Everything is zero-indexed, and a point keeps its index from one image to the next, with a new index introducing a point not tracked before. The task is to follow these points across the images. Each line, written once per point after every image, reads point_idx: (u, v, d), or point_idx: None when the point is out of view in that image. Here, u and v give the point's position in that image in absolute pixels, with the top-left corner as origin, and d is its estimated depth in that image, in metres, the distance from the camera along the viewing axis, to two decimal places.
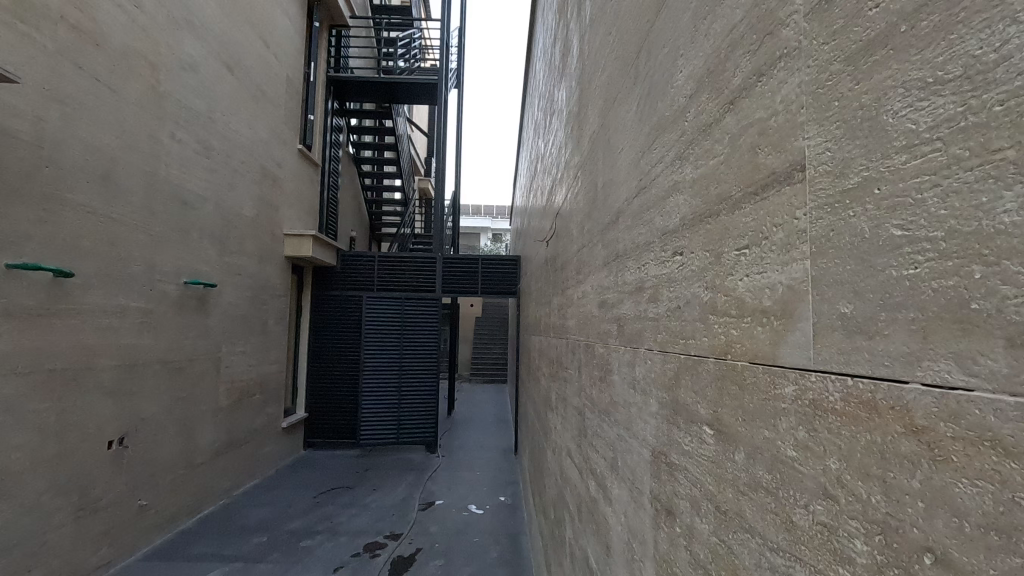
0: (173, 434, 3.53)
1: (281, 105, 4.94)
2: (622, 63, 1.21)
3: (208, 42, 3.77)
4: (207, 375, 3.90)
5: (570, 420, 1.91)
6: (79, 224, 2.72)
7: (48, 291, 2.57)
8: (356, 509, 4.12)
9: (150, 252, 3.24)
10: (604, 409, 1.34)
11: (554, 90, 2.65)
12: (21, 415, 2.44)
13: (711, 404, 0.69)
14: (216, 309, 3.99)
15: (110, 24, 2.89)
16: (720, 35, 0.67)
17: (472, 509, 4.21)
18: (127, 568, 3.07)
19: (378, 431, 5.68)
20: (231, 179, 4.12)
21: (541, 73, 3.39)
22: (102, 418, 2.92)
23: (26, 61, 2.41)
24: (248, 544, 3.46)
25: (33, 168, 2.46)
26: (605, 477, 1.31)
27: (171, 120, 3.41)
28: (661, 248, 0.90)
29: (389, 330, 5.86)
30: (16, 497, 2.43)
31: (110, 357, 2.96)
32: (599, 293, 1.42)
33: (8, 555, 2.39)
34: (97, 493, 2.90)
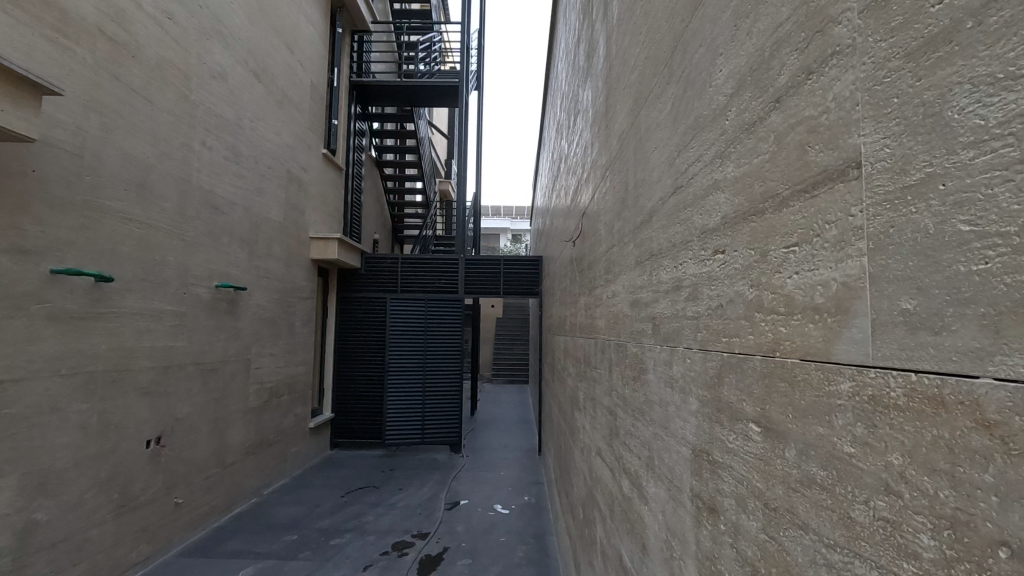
0: (206, 434, 3.62)
1: (306, 111, 5.03)
2: (654, 62, 1.22)
3: (237, 51, 3.86)
4: (238, 376, 3.99)
5: (600, 420, 1.91)
6: (118, 230, 2.81)
7: (90, 295, 2.66)
8: (383, 509, 4.18)
9: (183, 257, 3.33)
10: (638, 409, 1.34)
11: (577, 91, 2.66)
12: (65, 415, 2.53)
13: (758, 402, 0.69)
14: (246, 312, 4.08)
15: (145, 36, 2.98)
16: (765, 33, 0.67)
17: (498, 509, 4.24)
18: (163, 564, 3.15)
19: (403, 432, 5.74)
20: (260, 185, 4.21)
21: (563, 74, 3.39)
22: (140, 419, 3.01)
23: (69, 74, 2.50)
24: (279, 542, 3.53)
25: (75, 177, 2.55)
26: (640, 476, 1.31)
27: (203, 128, 3.50)
28: (700, 247, 0.90)
29: (413, 331, 5.92)
30: (60, 494, 2.51)
31: (147, 359, 3.05)
32: (631, 292, 1.43)
33: (54, 550, 2.48)
34: (136, 491, 2.99)
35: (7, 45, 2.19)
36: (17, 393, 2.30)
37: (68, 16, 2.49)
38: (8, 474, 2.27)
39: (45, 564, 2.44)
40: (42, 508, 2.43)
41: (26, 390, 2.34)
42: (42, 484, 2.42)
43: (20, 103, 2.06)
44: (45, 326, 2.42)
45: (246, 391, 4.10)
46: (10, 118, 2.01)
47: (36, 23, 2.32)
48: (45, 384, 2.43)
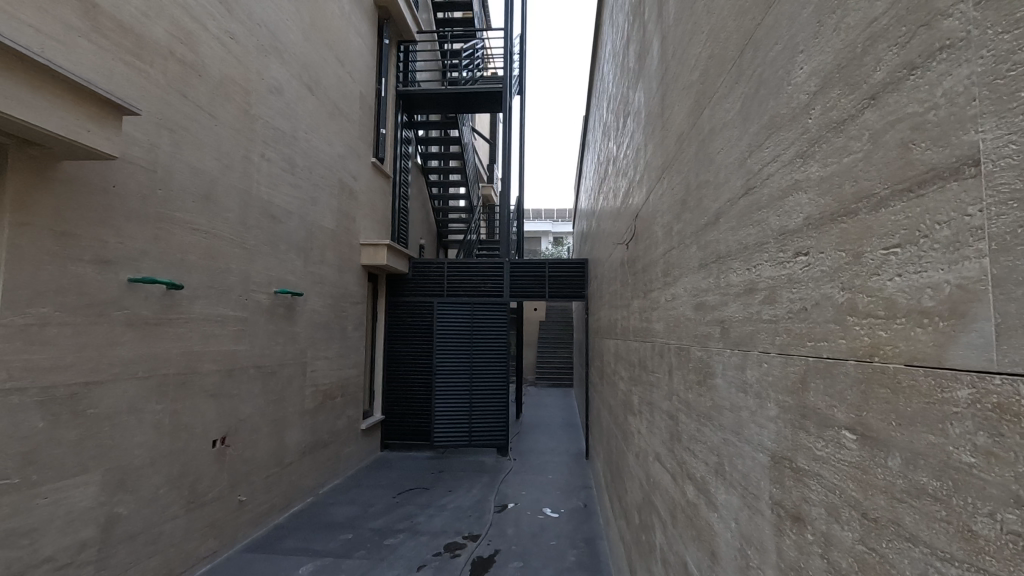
0: (267, 434, 3.77)
1: (356, 121, 5.18)
2: (719, 62, 1.20)
3: (292, 66, 4.02)
4: (295, 379, 4.14)
5: (658, 424, 1.89)
6: (187, 240, 2.97)
7: (162, 301, 2.81)
8: (434, 510, 4.24)
9: (245, 265, 3.48)
10: (704, 413, 1.32)
11: (627, 92, 2.63)
12: (141, 415, 2.68)
13: (853, 408, 0.67)
14: (302, 317, 4.22)
15: (210, 55, 3.14)
16: (856, 29, 0.65)
17: (547, 512, 4.23)
18: (229, 559, 3.30)
19: (451, 434, 5.81)
20: (314, 194, 4.36)
21: (611, 75, 3.37)
22: (207, 419, 3.16)
23: (144, 94, 2.66)
24: (336, 540, 3.64)
25: (149, 191, 2.71)
26: (708, 482, 1.28)
27: (262, 141, 3.66)
28: (779, 249, 0.88)
29: (460, 334, 5.98)
30: (138, 490, 2.67)
31: (213, 363, 3.20)
32: (694, 295, 1.41)
33: (133, 542, 2.64)
34: (204, 487, 3.14)
35: (90, 70, 2.35)
36: (100, 394, 2.45)
37: (143, 41, 2.65)
38: (93, 470, 2.42)
39: (125, 555, 2.59)
40: (122, 503, 2.58)
41: (108, 391, 2.50)
42: (122, 480, 2.57)
43: (105, 124, 2.22)
44: (123, 332, 2.58)
45: (303, 393, 4.25)
46: (95, 138, 2.16)
47: (115, 48, 2.48)
48: (123, 386, 2.58)
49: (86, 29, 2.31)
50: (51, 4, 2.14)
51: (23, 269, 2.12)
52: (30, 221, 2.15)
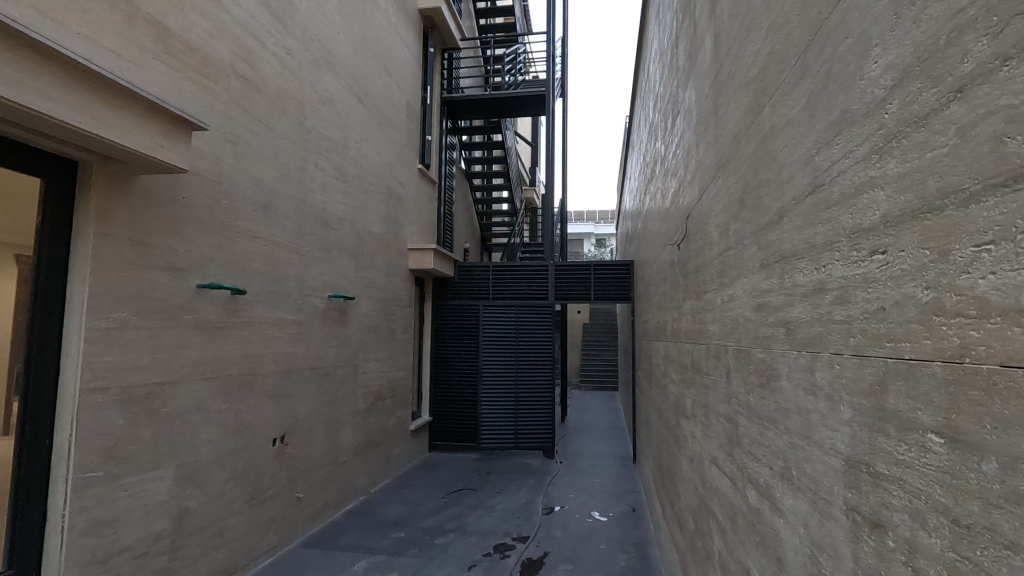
0: (322, 434, 3.90)
1: (403, 129, 5.31)
2: (781, 59, 1.18)
3: (343, 78, 4.16)
4: (348, 380, 4.27)
5: (714, 427, 1.87)
6: (248, 248, 3.11)
7: (227, 306, 2.96)
8: (482, 511, 4.28)
9: (301, 270, 3.62)
10: (767, 417, 1.30)
11: (676, 91, 2.60)
12: (208, 414, 2.83)
13: (940, 410, 0.65)
14: (354, 320, 4.36)
15: (268, 71, 3.30)
16: (939, 20, 0.64)
17: (596, 516, 4.20)
18: (289, 553, 3.43)
19: (498, 436, 5.87)
20: (364, 201, 4.49)
21: (657, 75, 3.34)
22: (267, 418, 3.31)
23: (210, 110, 2.81)
24: (388, 539, 3.72)
25: (215, 201, 2.87)
26: (773, 487, 1.25)
27: (316, 152, 3.81)
28: (852, 248, 0.86)
29: (505, 337, 6.02)
30: (205, 485, 2.81)
31: (273, 364, 3.35)
32: (754, 296, 1.39)
33: (202, 534, 2.78)
34: (265, 484, 3.28)
35: (162, 89, 2.51)
36: (173, 393, 2.61)
37: (209, 59, 2.81)
38: (166, 465, 2.57)
39: (195, 546, 2.74)
40: (192, 497, 2.73)
41: (179, 391, 2.65)
42: (192, 475, 2.72)
43: (176, 139, 2.35)
44: (193, 335, 2.73)
45: (355, 395, 4.37)
46: (168, 152, 2.30)
47: (184, 68, 2.64)
48: (192, 386, 2.73)
49: (158, 51, 2.48)
50: (128, 29, 2.32)
51: (105, 276, 2.28)
52: (111, 232, 2.31)
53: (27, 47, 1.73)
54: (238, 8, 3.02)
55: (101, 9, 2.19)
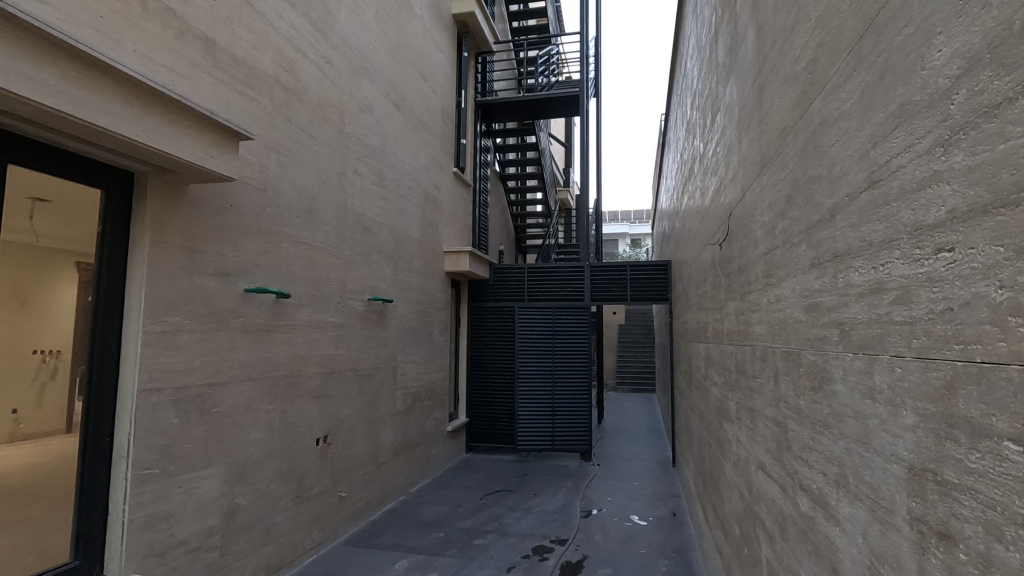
0: (363, 434, 3.98)
1: (438, 133, 5.37)
2: (831, 51, 1.14)
3: (380, 85, 4.24)
4: (387, 382, 4.34)
5: (761, 431, 1.82)
6: (292, 253, 3.21)
7: (272, 309, 3.05)
8: (521, 513, 4.28)
9: (342, 274, 3.71)
10: (820, 421, 1.25)
11: (716, 87, 2.55)
12: (255, 414, 2.93)
13: (1018, 417, 0.61)
14: (393, 323, 4.43)
15: (310, 81, 3.39)
16: (1013, 3, 0.60)
17: (635, 520, 4.15)
18: (332, 551, 3.51)
19: (534, 438, 5.86)
20: (401, 205, 4.56)
21: (695, 72, 3.28)
22: (311, 419, 3.39)
23: (256, 121, 2.92)
24: (428, 538, 3.76)
25: (261, 208, 2.96)
26: (827, 494, 1.21)
27: (355, 158, 3.89)
28: (914, 245, 0.82)
29: (541, 339, 6.01)
30: (254, 483, 2.91)
31: (316, 366, 3.44)
32: (804, 296, 1.34)
33: (251, 530, 2.88)
34: (310, 483, 3.37)
35: (211, 102, 2.62)
36: (223, 394, 2.71)
37: (254, 72, 2.91)
38: (217, 463, 2.67)
39: (244, 542, 2.84)
40: (241, 494, 2.83)
41: (229, 392, 2.74)
42: (241, 473, 2.82)
43: (224, 149, 2.44)
44: (241, 338, 2.83)
45: (394, 396, 4.44)
46: (218, 162, 2.39)
47: (231, 80, 2.74)
48: (241, 387, 2.83)
49: (208, 66, 2.59)
50: (179, 45, 2.42)
51: (160, 282, 2.38)
52: (165, 240, 2.41)
53: (89, 66, 1.83)
54: (281, 21, 3.12)
55: (155, 28, 2.30)
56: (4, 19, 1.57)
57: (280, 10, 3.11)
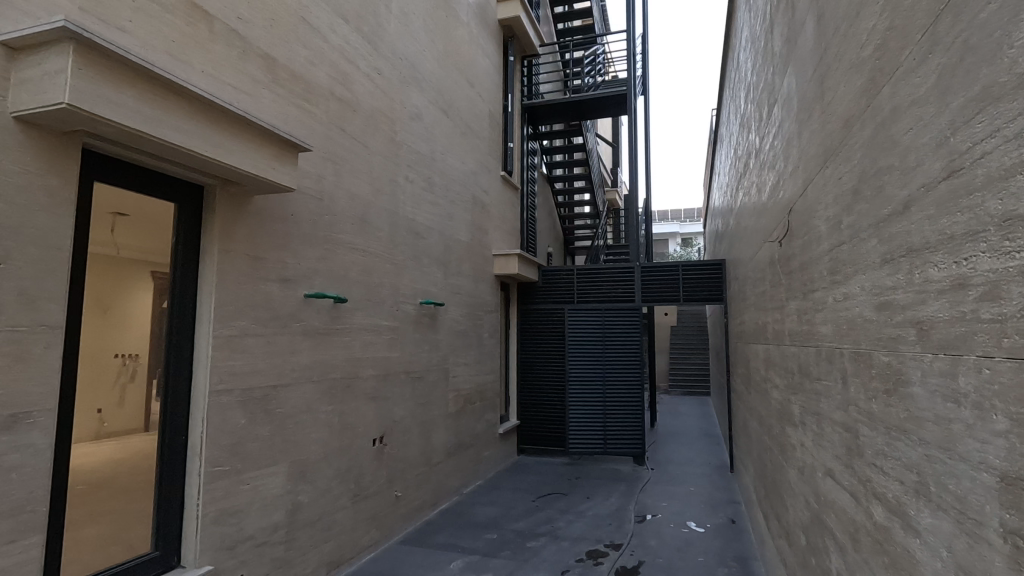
0: (417, 435, 4.06)
1: (485, 138, 5.43)
2: (902, 34, 1.08)
3: (429, 92, 4.33)
4: (439, 384, 4.41)
5: (828, 435, 1.74)
6: (347, 259, 3.32)
7: (330, 313, 3.17)
8: (573, 516, 4.25)
9: (395, 278, 3.80)
10: (896, 426, 1.19)
11: (772, 78, 2.46)
12: (316, 415, 3.04)
13: None
14: (444, 326, 4.51)
15: (362, 92, 3.50)
16: None
17: (692, 526, 4.04)
18: (389, 549, 3.60)
19: (586, 441, 5.82)
20: (450, 210, 4.64)
21: (749, 63, 3.17)
22: (368, 419, 3.49)
23: (313, 132, 3.04)
24: (481, 539, 3.79)
25: (318, 217, 3.08)
26: (905, 503, 1.14)
27: (406, 165, 3.99)
28: (1001, 236, 0.77)
29: (591, 341, 5.95)
30: (315, 481, 3.02)
31: (371, 368, 3.54)
32: (874, 294, 1.28)
33: (313, 527, 2.99)
34: (367, 482, 3.46)
35: (272, 116, 2.75)
36: (286, 395, 2.83)
37: (310, 86, 3.03)
38: (282, 461, 2.79)
39: (307, 537, 2.95)
40: (304, 492, 2.94)
41: (291, 393, 2.86)
42: (303, 471, 2.93)
43: (284, 160, 2.55)
44: (301, 341, 2.95)
45: (446, 398, 4.51)
46: (278, 173, 2.50)
47: (289, 95, 2.87)
48: (302, 389, 2.94)
49: (268, 82, 2.72)
50: (241, 63, 2.56)
51: (227, 289, 2.52)
52: (232, 249, 2.55)
53: (162, 86, 1.95)
54: (335, 36, 3.24)
55: (220, 48, 2.44)
56: (87, 46, 1.71)
57: (333, 25, 3.23)
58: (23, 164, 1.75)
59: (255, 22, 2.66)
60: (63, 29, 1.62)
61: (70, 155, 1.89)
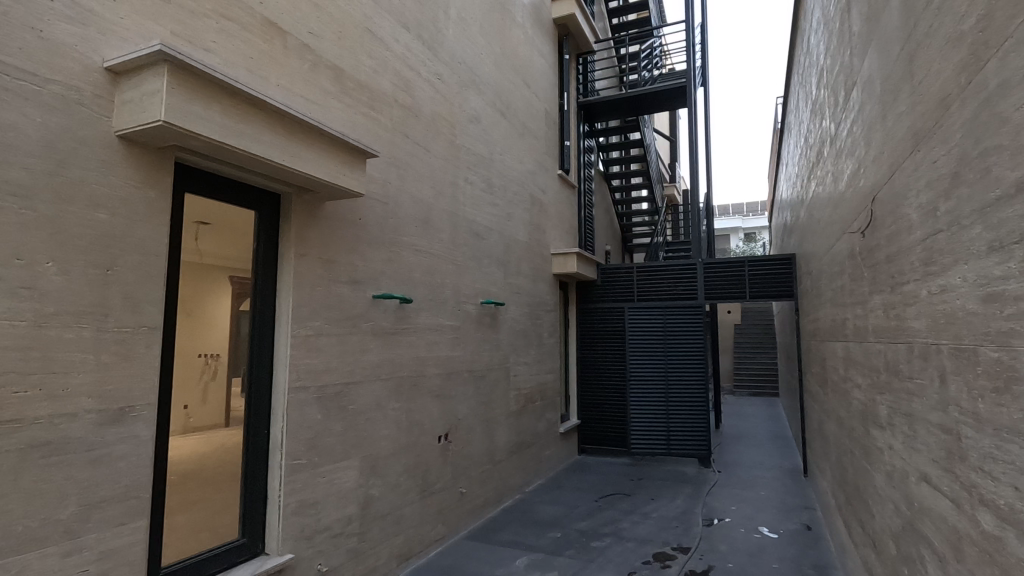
0: (480, 433, 4.12)
1: (542, 137, 5.43)
2: (1013, 3, 0.99)
3: (487, 95, 4.39)
4: (501, 382, 4.46)
5: (923, 437, 1.63)
6: (412, 261, 3.41)
7: (397, 313, 3.27)
8: (638, 517, 4.18)
9: (457, 279, 3.88)
10: (1007, 427, 1.10)
11: (850, 61, 2.34)
12: (385, 411, 3.14)
13: None
14: (504, 325, 4.55)
15: (424, 97, 3.59)
16: None
17: (764, 531, 3.88)
18: (455, 544, 3.67)
19: (649, 441, 5.72)
20: (509, 211, 4.68)
21: (821, 46, 3.02)
22: (433, 417, 3.57)
23: (379, 139, 3.15)
24: (545, 538, 3.80)
25: (384, 220, 3.18)
26: (1020, 511, 1.05)
27: (465, 167, 4.05)
28: None
29: (653, 340, 5.84)
30: (385, 476, 3.13)
31: (436, 367, 3.62)
32: (980, 284, 1.18)
33: (383, 520, 3.09)
34: (433, 478, 3.55)
35: (342, 126, 2.87)
36: (357, 393, 2.94)
37: (376, 94, 3.14)
38: (354, 456, 2.90)
39: (379, 530, 3.06)
40: (375, 487, 3.04)
41: (362, 391, 2.98)
42: (374, 466, 3.04)
43: (353, 167, 2.65)
44: (370, 341, 3.05)
45: (508, 396, 4.55)
46: (348, 179, 2.61)
47: (356, 104, 2.98)
48: (372, 386, 3.06)
49: (338, 93, 2.85)
50: (313, 77, 2.69)
51: (302, 290, 2.64)
52: (307, 253, 2.68)
53: (244, 101, 2.08)
54: (397, 44, 3.34)
55: (294, 63, 2.59)
56: (179, 66, 1.84)
57: (395, 34, 3.32)
58: (125, 178, 1.91)
59: (325, 35, 2.78)
60: (159, 52, 1.76)
61: (165, 168, 2.04)
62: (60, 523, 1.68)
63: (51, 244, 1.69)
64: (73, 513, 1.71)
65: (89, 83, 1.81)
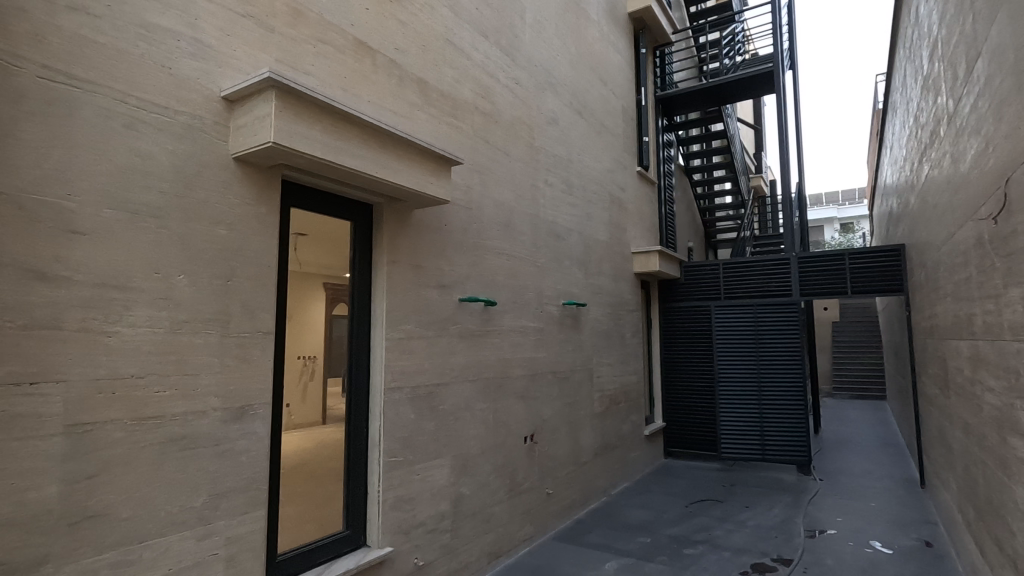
0: (565, 434, 4.11)
1: (620, 134, 5.34)
2: None
3: (564, 96, 4.39)
4: (585, 383, 4.43)
5: None
6: (496, 264, 3.47)
7: (482, 316, 3.34)
8: (733, 525, 4.00)
9: (539, 281, 3.90)
10: None
11: (972, 27, 2.12)
12: (473, 412, 3.22)
13: None
14: (586, 325, 4.52)
15: (503, 103, 3.65)
16: None
17: (876, 546, 3.58)
18: (543, 545, 3.68)
19: (740, 446, 5.46)
20: (589, 210, 4.64)
21: (935, 15, 2.75)
22: (519, 418, 3.62)
23: (462, 147, 3.24)
24: (635, 542, 3.73)
25: (468, 226, 3.26)
26: None
27: (545, 169, 4.07)
28: None
29: (743, 339, 5.57)
30: (475, 474, 3.20)
31: (521, 369, 3.66)
32: None
33: (474, 518, 3.17)
34: (521, 478, 3.59)
35: (428, 136, 2.98)
36: (446, 393, 3.04)
37: (458, 103, 3.24)
38: (445, 455, 3.00)
39: (470, 528, 3.14)
40: (465, 485, 3.12)
41: (451, 391, 3.07)
42: (464, 464, 3.12)
43: (439, 175, 2.75)
44: (458, 343, 3.14)
45: (592, 398, 4.52)
46: (436, 187, 2.70)
47: (440, 114, 3.08)
48: (461, 387, 3.14)
49: (423, 105, 2.96)
50: (400, 91, 2.82)
51: (395, 296, 2.77)
52: (398, 260, 2.80)
53: (341, 120, 2.22)
54: (477, 54, 3.42)
55: (383, 80, 2.71)
56: (286, 90, 1.99)
57: (474, 43, 3.40)
58: (241, 197, 2.08)
59: (411, 52, 2.90)
60: (269, 78, 1.91)
61: (274, 186, 2.21)
62: (195, 510, 1.86)
63: (183, 260, 1.88)
64: (204, 502, 1.89)
65: (210, 112, 1.99)
